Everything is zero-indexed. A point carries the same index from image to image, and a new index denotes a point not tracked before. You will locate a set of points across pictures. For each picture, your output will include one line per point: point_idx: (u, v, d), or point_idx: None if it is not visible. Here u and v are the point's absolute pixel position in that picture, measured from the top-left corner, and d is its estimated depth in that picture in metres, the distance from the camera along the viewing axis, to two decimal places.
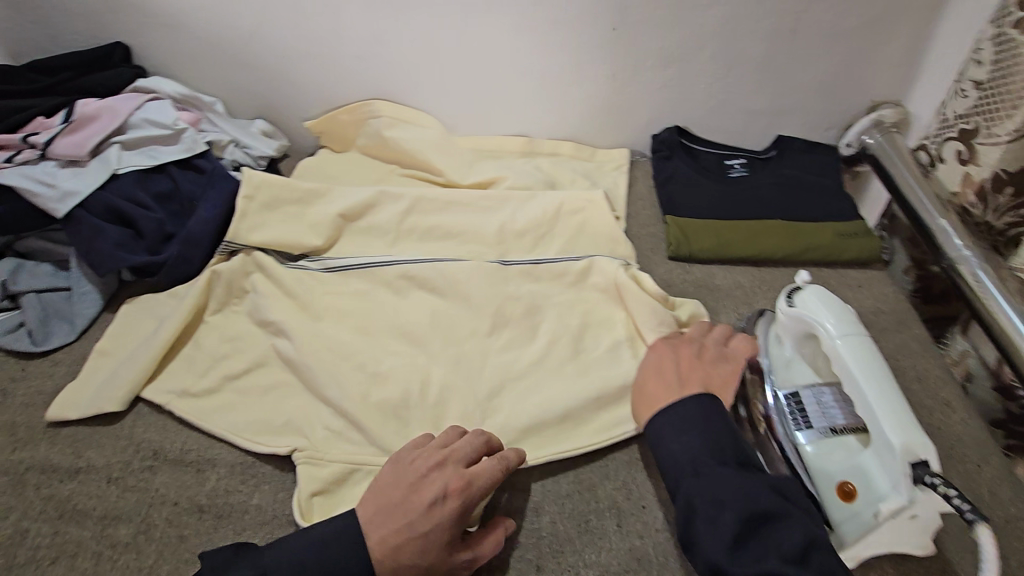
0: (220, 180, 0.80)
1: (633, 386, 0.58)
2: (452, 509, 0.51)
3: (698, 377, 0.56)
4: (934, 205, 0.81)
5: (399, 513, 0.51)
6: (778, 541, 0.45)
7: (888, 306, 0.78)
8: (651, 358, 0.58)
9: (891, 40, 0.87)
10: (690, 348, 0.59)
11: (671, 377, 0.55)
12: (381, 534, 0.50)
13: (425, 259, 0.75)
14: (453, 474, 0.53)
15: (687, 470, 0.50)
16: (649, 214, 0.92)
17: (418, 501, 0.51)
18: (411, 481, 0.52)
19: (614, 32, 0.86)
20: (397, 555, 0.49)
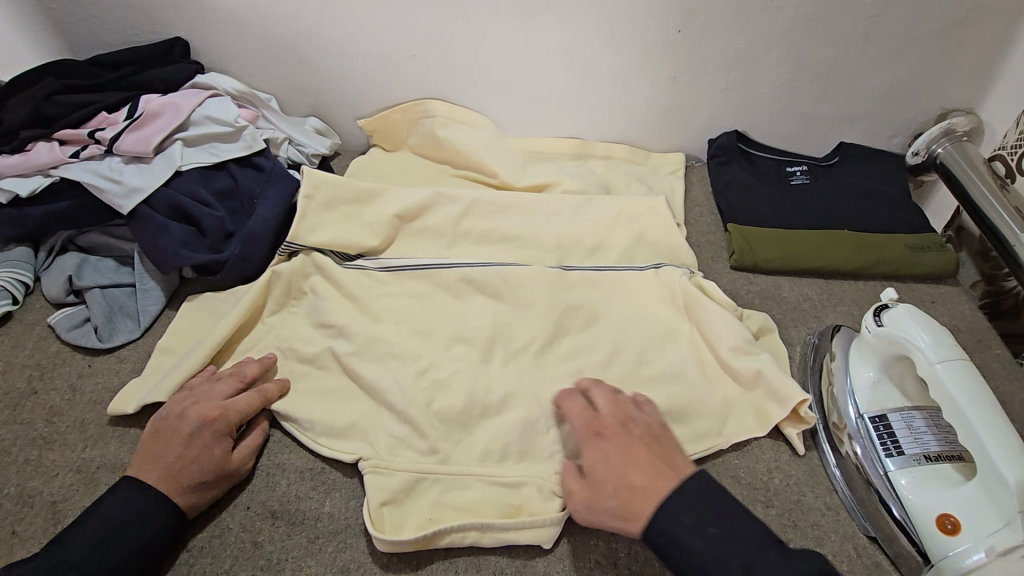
0: (279, 178, 0.79)
1: (599, 487, 0.51)
2: (211, 432, 0.57)
3: (672, 458, 0.52)
4: (1013, 219, 0.77)
5: (169, 449, 0.56)
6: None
7: (965, 324, 0.75)
8: (607, 453, 0.52)
9: (970, 46, 0.83)
10: (640, 430, 0.54)
11: (650, 463, 0.51)
12: (161, 469, 0.55)
13: (484, 262, 0.73)
14: (208, 404, 0.59)
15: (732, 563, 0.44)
16: (707, 221, 0.90)
17: (182, 435, 0.56)
18: (172, 422, 0.57)
19: (679, 34, 0.83)
20: (180, 480, 0.55)
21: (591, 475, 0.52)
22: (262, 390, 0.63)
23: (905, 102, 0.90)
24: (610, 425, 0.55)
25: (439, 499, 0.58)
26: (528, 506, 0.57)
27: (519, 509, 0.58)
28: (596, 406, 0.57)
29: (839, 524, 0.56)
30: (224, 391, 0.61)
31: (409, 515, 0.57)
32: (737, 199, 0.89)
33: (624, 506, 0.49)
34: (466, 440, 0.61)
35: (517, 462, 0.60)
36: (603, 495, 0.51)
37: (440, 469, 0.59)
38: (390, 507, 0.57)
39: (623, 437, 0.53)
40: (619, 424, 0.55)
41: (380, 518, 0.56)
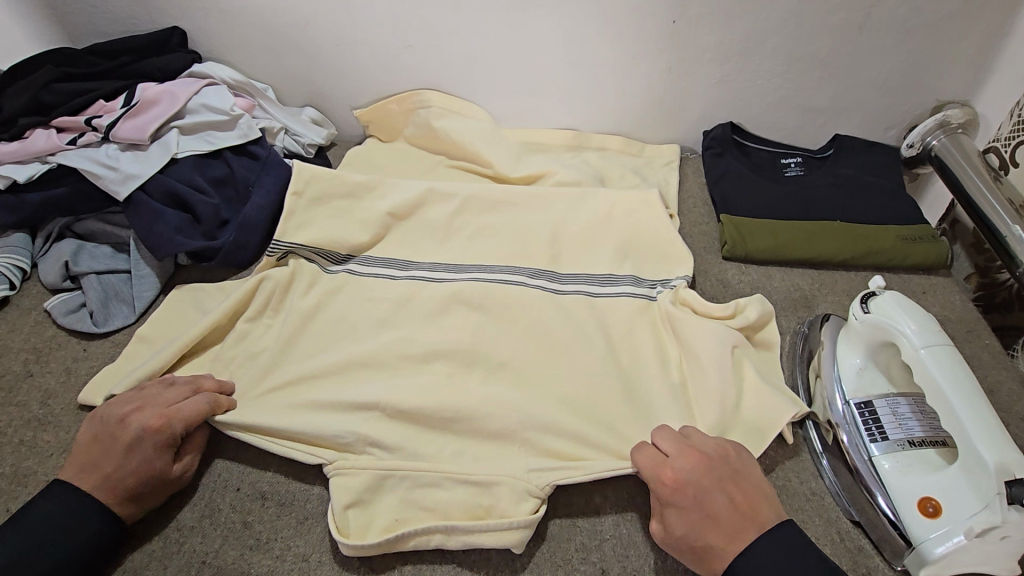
0: (274, 166, 0.80)
1: (679, 541, 0.51)
2: (153, 443, 0.55)
3: (750, 499, 0.52)
4: (1006, 211, 0.78)
5: (108, 459, 0.54)
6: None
7: (956, 315, 0.75)
8: (687, 507, 0.51)
9: (966, 37, 0.83)
10: (720, 474, 0.53)
11: (733, 513, 0.51)
12: (99, 480, 0.53)
13: (475, 277, 0.74)
14: (149, 411, 0.56)
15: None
16: (700, 212, 0.90)
17: (121, 444, 0.54)
18: (111, 427, 0.55)
19: (674, 25, 0.83)
20: (122, 491, 0.53)
21: (669, 530, 0.52)
22: (211, 399, 0.60)
23: (899, 94, 0.90)
24: (685, 476, 0.53)
25: (407, 498, 0.57)
26: (496, 509, 0.56)
27: (487, 511, 0.56)
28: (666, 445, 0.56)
29: (823, 509, 0.56)
30: (170, 398, 0.58)
31: (376, 516, 0.56)
32: (731, 190, 0.88)
33: (704, 555, 0.50)
34: (453, 428, 0.61)
35: (489, 461, 0.59)
36: (682, 549, 0.51)
37: (427, 453, 0.60)
38: (355, 509, 0.56)
39: (703, 488, 0.52)
40: (697, 461, 0.54)
41: (345, 522, 0.55)
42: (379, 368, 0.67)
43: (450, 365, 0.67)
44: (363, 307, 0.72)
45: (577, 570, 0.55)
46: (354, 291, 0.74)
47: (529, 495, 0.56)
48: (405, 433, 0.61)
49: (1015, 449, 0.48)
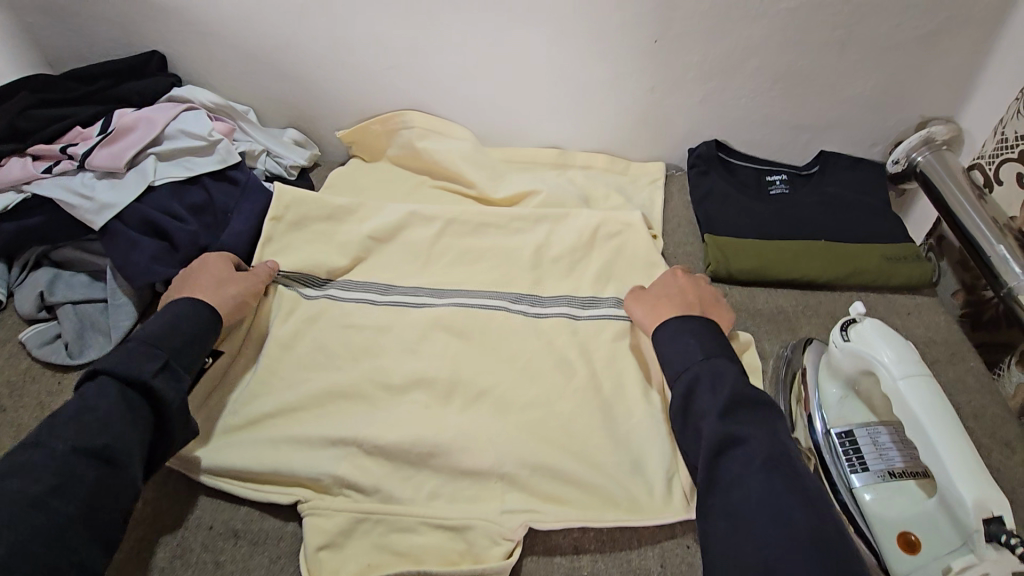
0: (254, 192, 0.81)
1: (651, 299, 0.68)
2: (228, 263, 0.71)
3: (705, 308, 0.66)
4: (990, 230, 0.78)
5: (203, 274, 0.69)
6: (764, 418, 0.52)
7: (941, 336, 0.74)
8: (671, 286, 0.69)
9: (947, 54, 0.83)
10: (702, 287, 0.70)
11: (690, 299, 0.66)
12: (207, 290, 0.66)
13: (456, 305, 0.74)
14: (219, 253, 0.72)
15: (695, 360, 0.57)
16: (685, 231, 0.89)
17: (208, 269, 0.69)
18: (197, 269, 0.70)
19: (655, 45, 0.83)
20: (218, 288, 0.67)
21: (646, 293, 0.70)
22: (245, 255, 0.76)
23: (884, 110, 0.90)
24: (685, 277, 0.70)
25: (381, 541, 0.56)
26: (472, 552, 0.55)
27: (462, 556, 0.55)
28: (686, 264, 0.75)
29: None
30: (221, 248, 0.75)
31: (346, 560, 0.55)
32: (716, 210, 0.88)
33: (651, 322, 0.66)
34: (430, 461, 0.60)
35: (465, 503, 0.58)
36: (650, 303, 0.68)
37: (402, 489, 0.59)
38: (327, 551, 0.55)
39: (689, 284, 0.69)
40: (691, 278, 0.71)
41: (317, 565, 0.55)
42: (356, 400, 0.66)
43: (428, 396, 0.66)
44: (340, 336, 0.71)
45: None
46: (331, 321, 0.72)
47: (502, 536, 0.56)
48: (381, 468, 0.60)
49: (992, 485, 0.47)
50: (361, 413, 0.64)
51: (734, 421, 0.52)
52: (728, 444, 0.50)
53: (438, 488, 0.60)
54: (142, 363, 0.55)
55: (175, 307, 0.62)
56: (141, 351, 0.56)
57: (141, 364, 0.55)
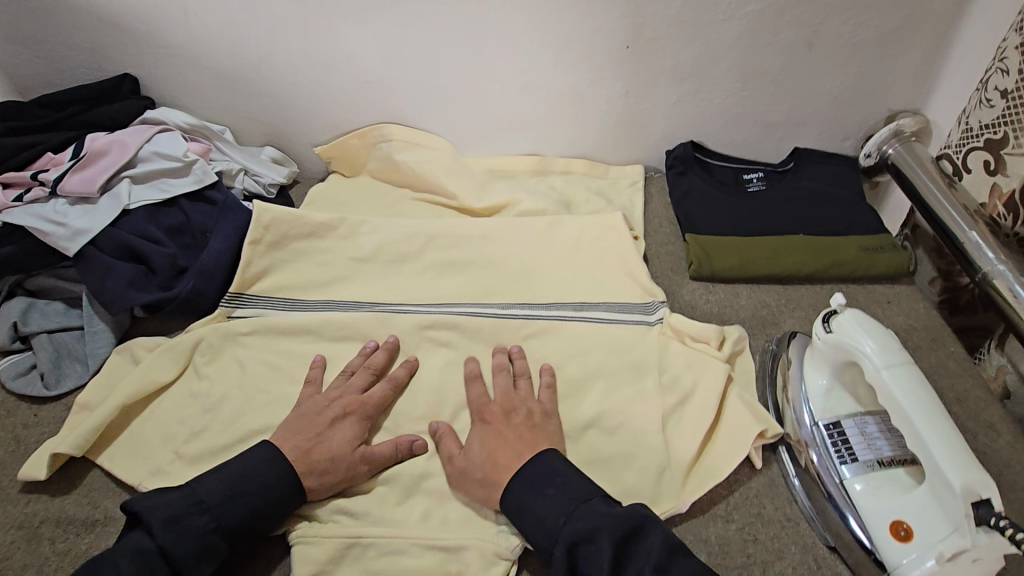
0: (232, 211, 0.79)
1: (476, 461, 0.58)
2: (351, 422, 0.61)
3: (533, 435, 0.59)
4: (961, 218, 0.79)
5: (311, 423, 0.60)
6: (648, 554, 0.48)
7: (921, 324, 0.75)
8: (487, 434, 0.59)
9: (911, 49, 0.85)
10: (519, 411, 0.61)
11: (513, 445, 0.58)
12: (298, 445, 0.58)
13: (441, 313, 0.73)
14: (347, 398, 0.63)
15: (558, 521, 0.51)
16: (666, 232, 0.90)
17: (323, 419, 0.60)
18: (318, 407, 0.62)
19: (628, 50, 0.84)
20: (315, 460, 0.58)
21: (468, 449, 0.59)
22: (393, 382, 0.65)
23: (853, 105, 0.91)
24: (495, 407, 0.62)
25: (374, 565, 0.55)
26: (467, 573, 0.54)
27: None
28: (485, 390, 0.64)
29: (799, 536, 0.55)
30: (359, 382, 0.65)
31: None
32: (696, 210, 0.89)
33: (489, 488, 0.56)
34: (422, 477, 0.60)
35: (456, 524, 0.57)
36: (473, 466, 0.58)
37: (393, 512, 0.58)
38: None
39: (505, 422, 0.60)
40: (501, 413, 0.61)
41: None
42: None
43: (418, 409, 0.65)
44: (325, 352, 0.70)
45: None
46: (316, 336, 0.71)
47: (498, 556, 0.54)
48: (370, 486, 0.59)
49: (978, 469, 0.47)
50: None
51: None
52: None
53: (429, 507, 0.58)
54: (201, 558, 0.51)
55: (266, 469, 0.56)
56: (209, 541, 0.52)
57: (199, 564, 0.51)
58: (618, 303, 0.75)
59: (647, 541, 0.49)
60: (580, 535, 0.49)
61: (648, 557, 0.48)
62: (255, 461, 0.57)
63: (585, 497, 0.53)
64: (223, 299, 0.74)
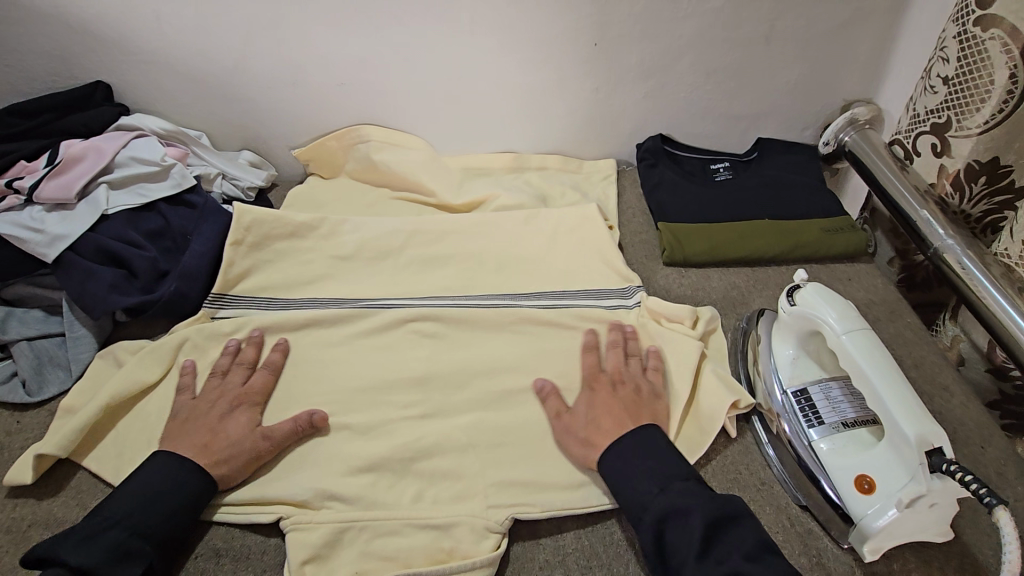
0: (212, 213, 0.80)
1: (580, 423, 0.61)
2: (242, 410, 0.63)
3: (638, 411, 0.61)
4: (913, 197, 0.83)
5: (202, 422, 0.61)
6: (737, 543, 0.50)
7: (880, 298, 0.80)
8: (595, 400, 0.62)
9: (861, 41, 0.90)
10: (628, 385, 0.63)
11: (618, 413, 0.61)
12: (193, 442, 0.59)
13: (424, 305, 0.75)
14: (234, 392, 0.65)
15: (652, 493, 0.54)
16: (640, 221, 0.93)
17: (214, 414, 0.62)
18: (202, 407, 0.63)
19: (596, 48, 0.88)
20: (217, 450, 0.59)
21: (575, 409, 0.63)
22: (271, 368, 0.68)
23: (811, 96, 0.96)
24: (604, 379, 0.64)
25: (367, 548, 0.56)
26: (459, 550, 0.55)
27: (449, 554, 0.55)
28: (597, 360, 0.66)
29: (773, 498, 0.58)
30: (240, 377, 0.66)
31: (334, 571, 0.55)
32: (667, 199, 0.92)
33: (588, 449, 0.59)
34: (412, 462, 0.61)
35: (447, 503, 0.59)
36: (577, 425, 0.61)
37: (385, 496, 0.59)
38: (313, 564, 0.55)
39: (614, 394, 0.62)
40: (607, 383, 0.64)
41: None
42: (331, 408, 0.66)
43: (406, 397, 0.67)
44: (311, 347, 0.71)
45: None
46: (302, 331, 0.72)
47: (488, 530, 0.56)
48: (360, 474, 0.60)
49: (931, 421, 0.51)
50: (337, 420, 0.65)
51: (714, 559, 0.49)
52: None
53: (420, 489, 0.60)
54: (127, 563, 0.51)
55: (169, 470, 0.57)
56: (127, 545, 0.52)
57: (125, 567, 0.51)
58: (596, 289, 0.78)
59: (741, 528, 0.52)
60: (673, 511, 0.52)
61: (742, 543, 0.50)
62: (152, 469, 0.57)
63: (682, 475, 0.55)
64: (206, 300, 0.75)
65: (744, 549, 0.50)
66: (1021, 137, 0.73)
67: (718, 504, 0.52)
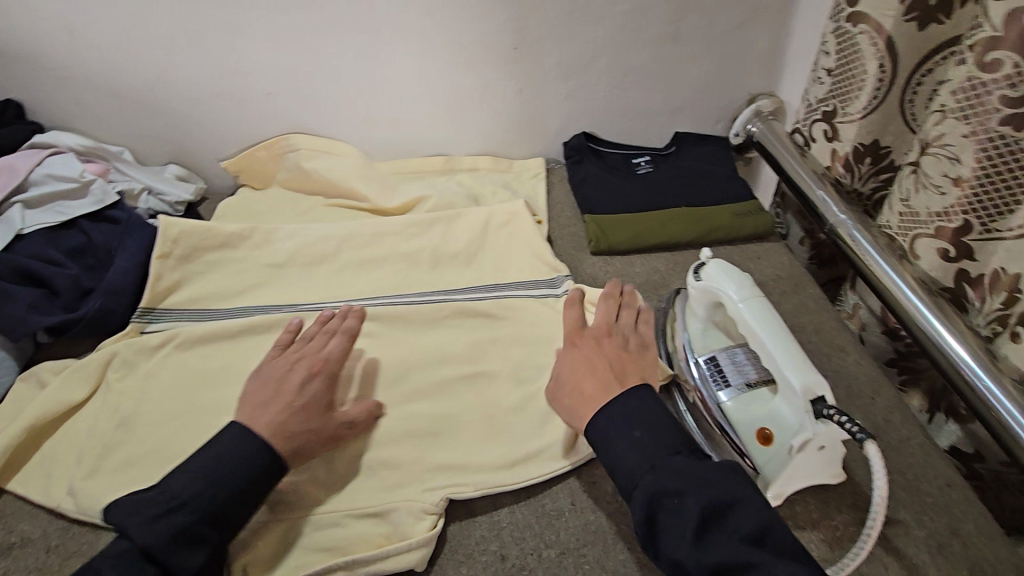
0: (137, 228, 0.79)
1: (565, 389, 0.59)
2: (317, 382, 0.62)
3: (625, 368, 0.58)
4: (811, 179, 0.91)
5: (279, 393, 0.60)
6: (738, 527, 0.46)
7: (786, 272, 0.87)
8: (579, 360, 0.59)
9: (758, 39, 0.98)
10: (614, 344, 0.61)
11: (603, 373, 0.58)
12: (271, 415, 0.58)
13: (359, 306, 0.77)
14: (313, 360, 0.64)
15: (640, 468, 0.50)
16: (568, 215, 0.98)
17: (289, 387, 0.60)
18: (279, 377, 0.61)
19: (516, 51, 0.92)
20: (293, 422, 0.58)
21: (558, 376, 0.60)
22: (345, 337, 0.67)
23: (719, 91, 1.04)
24: (588, 338, 0.62)
25: (306, 541, 0.57)
26: (397, 533, 0.57)
27: (388, 538, 0.57)
28: (580, 315, 0.64)
29: None
30: (317, 345, 0.66)
31: (274, 566, 0.56)
32: (593, 192, 0.97)
33: (577, 414, 0.57)
34: (350, 456, 0.63)
35: (386, 491, 0.60)
36: (563, 391, 0.59)
37: (323, 490, 0.60)
38: (253, 561, 0.56)
39: (599, 352, 0.60)
40: (592, 339, 0.61)
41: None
42: None
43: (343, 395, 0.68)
44: (245, 353, 0.72)
45: (480, 562, 0.57)
46: (236, 339, 0.73)
47: (425, 512, 0.58)
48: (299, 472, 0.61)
49: (817, 373, 0.56)
50: None
51: (712, 543, 0.45)
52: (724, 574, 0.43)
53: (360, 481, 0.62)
54: (189, 549, 0.50)
55: (242, 449, 0.54)
56: (192, 530, 0.50)
57: (188, 552, 0.50)
58: (528, 280, 0.81)
59: (742, 510, 0.47)
60: (669, 492, 0.48)
61: (743, 528, 0.46)
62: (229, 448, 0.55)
63: (672, 449, 0.51)
64: (133, 314, 0.74)
65: (747, 528, 0.46)
66: (892, 120, 0.81)
67: (716, 483, 0.48)
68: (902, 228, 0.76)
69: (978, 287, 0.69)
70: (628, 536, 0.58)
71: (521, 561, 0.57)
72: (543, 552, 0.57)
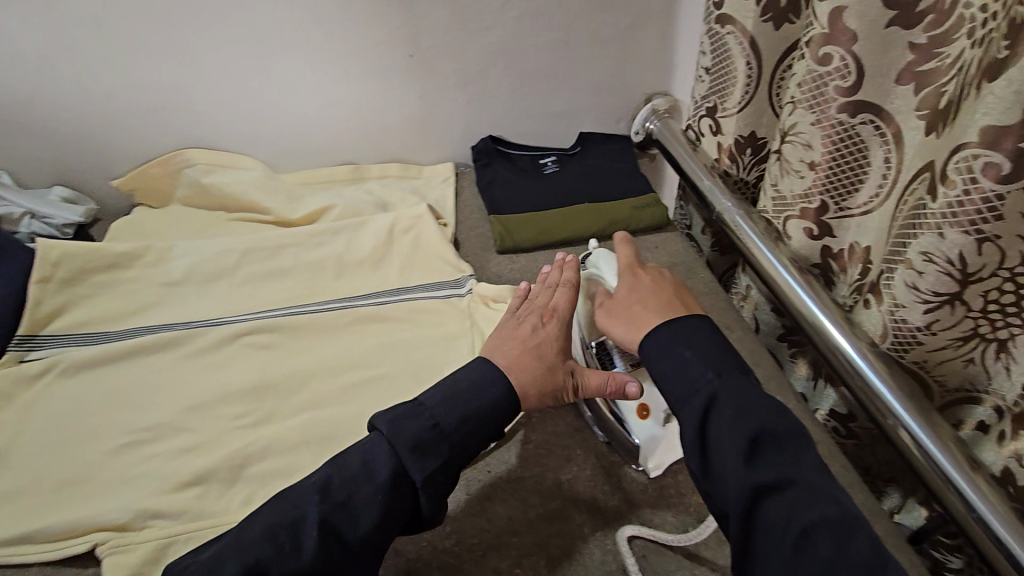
0: (12, 254, 0.77)
1: (626, 306, 0.61)
2: (552, 325, 0.63)
3: (684, 298, 0.61)
4: (703, 171, 0.94)
5: (514, 334, 0.62)
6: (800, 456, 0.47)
7: (680, 259, 0.95)
8: (642, 283, 0.62)
9: (646, 41, 1.03)
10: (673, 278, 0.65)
11: (666, 295, 0.60)
12: (508, 351, 0.60)
13: (257, 318, 0.76)
14: (542, 307, 0.65)
15: (701, 376, 0.51)
16: (476, 217, 1.00)
17: (524, 329, 0.62)
18: (514, 323, 0.64)
19: (412, 58, 0.93)
20: (526, 364, 0.59)
21: (620, 295, 0.63)
22: (570, 284, 0.67)
23: (615, 91, 1.09)
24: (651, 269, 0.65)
25: None
26: None
27: None
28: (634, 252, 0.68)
29: (583, 440, 0.66)
30: (543, 296, 0.66)
31: None
32: (499, 194, 0.99)
33: (634, 329, 0.59)
34: (242, 468, 0.62)
35: None
36: (622, 308, 0.61)
37: (214, 505, 0.59)
38: None
39: (660, 280, 0.63)
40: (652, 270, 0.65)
41: None
42: (154, 432, 0.64)
43: (238, 409, 0.67)
44: (132, 374, 0.69)
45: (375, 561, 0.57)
46: (122, 361, 0.70)
47: None
48: (188, 489, 0.60)
49: None
50: (167, 442, 0.64)
51: (764, 461, 0.46)
52: (768, 487, 0.45)
53: (252, 492, 0.61)
54: (426, 452, 0.51)
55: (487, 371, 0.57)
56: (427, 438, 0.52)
57: (425, 457, 0.51)
58: (433, 282, 0.82)
59: (804, 444, 0.48)
60: (738, 406, 0.49)
61: (804, 457, 0.47)
62: (467, 369, 0.58)
63: (739, 366, 0.52)
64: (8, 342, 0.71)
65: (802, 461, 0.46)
66: (765, 112, 0.86)
67: (786, 418, 0.49)
68: (777, 212, 0.78)
69: (840, 260, 0.72)
70: (525, 521, 0.60)
71: (418, 555, 0.57)
72: (439, 545, 0.58)
